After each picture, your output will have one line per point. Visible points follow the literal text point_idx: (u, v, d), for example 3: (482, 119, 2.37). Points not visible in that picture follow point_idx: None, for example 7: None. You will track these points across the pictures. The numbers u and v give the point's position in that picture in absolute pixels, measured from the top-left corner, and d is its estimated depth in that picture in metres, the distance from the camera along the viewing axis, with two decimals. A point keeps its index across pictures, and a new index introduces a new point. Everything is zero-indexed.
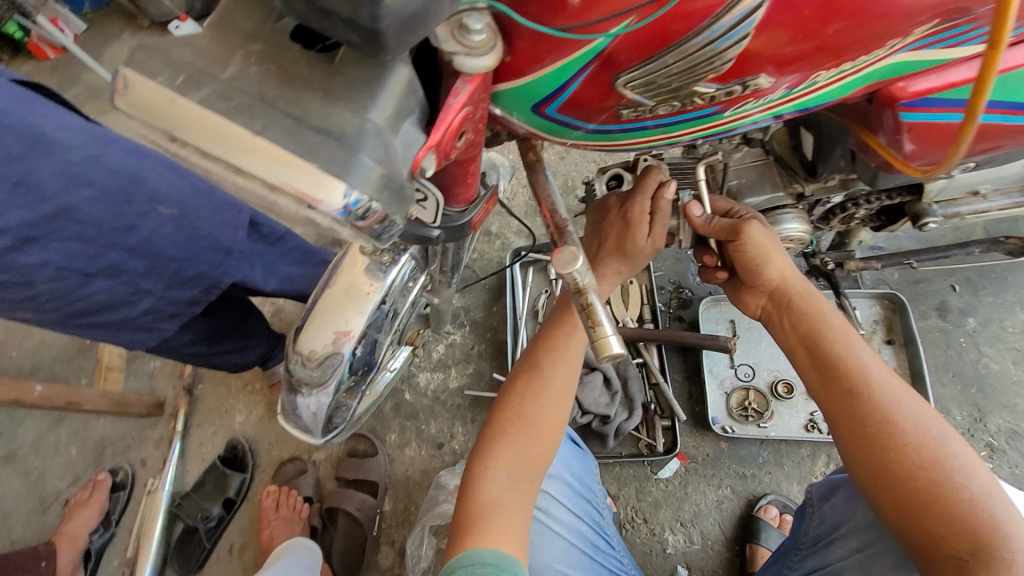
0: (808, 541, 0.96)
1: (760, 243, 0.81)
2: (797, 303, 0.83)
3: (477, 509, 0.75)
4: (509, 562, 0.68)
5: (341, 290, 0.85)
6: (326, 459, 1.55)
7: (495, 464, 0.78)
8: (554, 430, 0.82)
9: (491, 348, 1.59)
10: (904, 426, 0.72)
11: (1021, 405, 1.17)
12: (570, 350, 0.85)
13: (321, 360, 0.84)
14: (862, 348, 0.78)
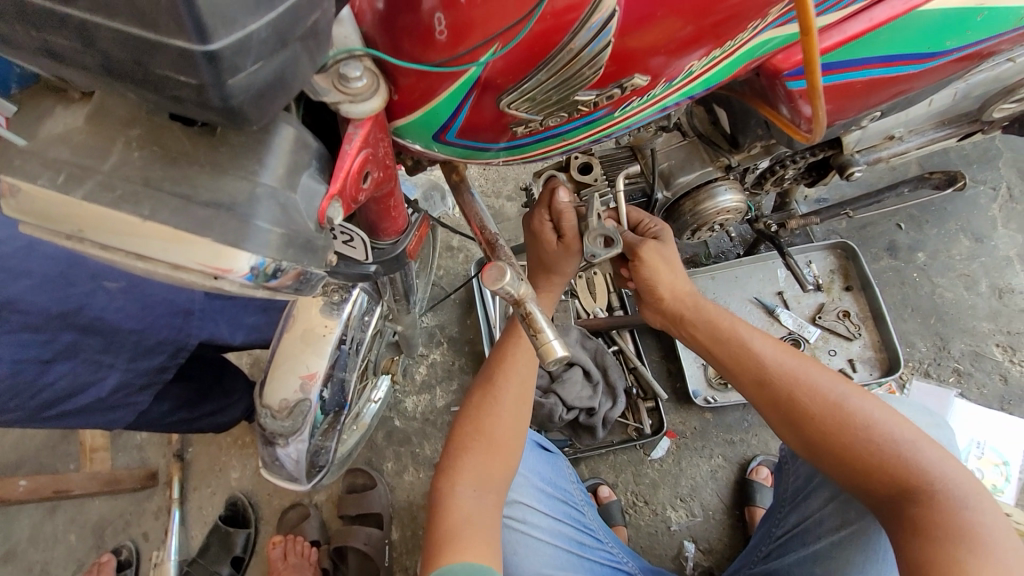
0: (791, 495, 0.99)
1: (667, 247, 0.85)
2: (690, 315, 0.86)
3: (448, 526, 0.77)
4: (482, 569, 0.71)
5: (298, 336, 0.85)
6: (327, 499, 1.55)
7: (461, 481, 0.81)
8: (513, 444, 0.84)
9: (472, 361, 1.60)
10: (805, 402, 0.77)
11: (980, 327, 1.21)
12: (517, 364, 0.86)
13: (291, 409, 0.85)
14: (757, 334, 0.83)
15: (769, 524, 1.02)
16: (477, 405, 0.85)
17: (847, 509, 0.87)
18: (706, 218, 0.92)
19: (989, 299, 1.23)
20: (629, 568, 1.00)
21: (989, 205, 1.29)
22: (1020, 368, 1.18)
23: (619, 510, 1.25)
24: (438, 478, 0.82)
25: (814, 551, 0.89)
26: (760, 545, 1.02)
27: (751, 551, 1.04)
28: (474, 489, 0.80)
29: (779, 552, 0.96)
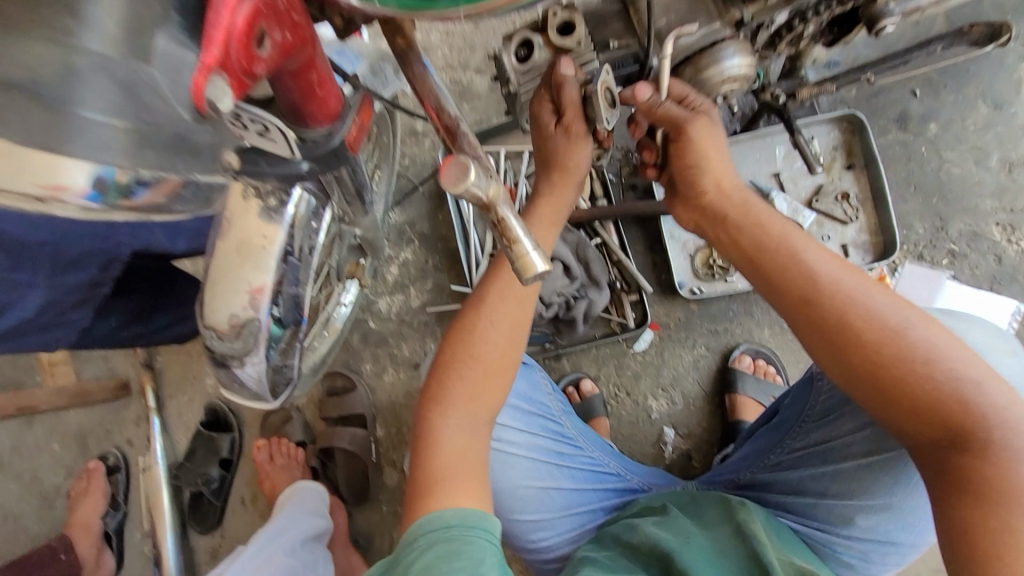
0: (816, 408, 0.92)
1: (701, 137, 0.81)
2: (739, 219, 0.80)
3: (438, 466, 0.73)
4: (472, 518, 0.67)
5: (233, 248, 0.72)
6: (308, 402, 1.54)
7: (453, 411, 0.76)
8: (508, 363, 0.79)
9: (446, 259, 1.49)
10: (862, 329, 0.68)
11: (983, 205, 1.14)
12: (506, 283, 0.78)
13: (240, 329, 0.75)
14: (814, 249, 0.74)
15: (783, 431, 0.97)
16: (471, 324, 0.78)
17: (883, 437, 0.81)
18: (709, 88, 0.77)
19: (997, 174, 1.14)
20: (610, 469, 1.02)
21: (1016, 64, 1.15)
22: (1018, 248, 1.12)
23: (602, 402, 1.24)
24: (427, 406, 0.77)
25: (838, 469, 0.87)
26: (764, 447, 1.00)
27: (758, 447, 1.01)
28: (462, 417, 0.76)
29: (790, 464, 0.94)
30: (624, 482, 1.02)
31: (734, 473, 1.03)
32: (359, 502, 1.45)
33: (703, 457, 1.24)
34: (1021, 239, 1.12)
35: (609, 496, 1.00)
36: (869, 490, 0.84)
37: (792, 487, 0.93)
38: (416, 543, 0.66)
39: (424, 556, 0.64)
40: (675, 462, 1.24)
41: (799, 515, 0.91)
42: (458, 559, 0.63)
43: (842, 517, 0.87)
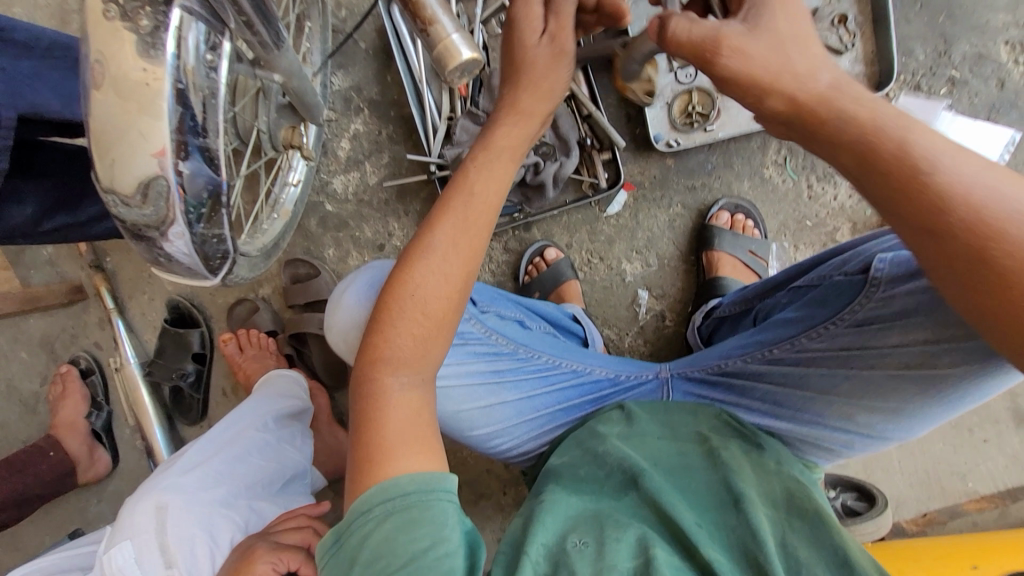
0: (851, 310, 0.71)
1: (745, 49, 0.53)
2: (832, 118, 0.50)
3: (376, 431, 0.65)
4: (430, 483, 0.62)
5: (110, 92, 0.60)
6: (274, 291, 1.48)
7: (397, 366, 0.69)
8: (451, 308, 0.72)
9: (402, 128, 1.35)
10: (1007, 261, 0.44)
11: (993, 21, 1.01)
12: (446, 228, 0.71)
13: (143, 194, 0.65)
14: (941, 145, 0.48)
15: (796, 322, 0.79)
16: (410, 274, 0.71)
17: (935, 358, 0.64)
18: None
19: None
20: (564, 369, 0.92)
21: None
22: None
23: (569, 266, 1.20)
24: (366, 362, 0.70)
25: (851, 372, 0.73)
26: (768, 337, 0.83)
27: (760, 338, 0.84)
28: (408, 374, 0.69)
29: (793, 361, 0.79)
30: (584, 378, 0.93)
31: (722, 357, 0.88)
32: (339, 386, 1.46)
33: (677, 317, 1.21)
34: None
35: (568, 396, 0.93)
36: (877, 400, 0.72)
37: (789, 380, 0.80)
38: (370, 513, 0.60)
39: (381, 529, 0.60)
40: (649, 323, 1.22)
41: (783, 407, 0.82)
42: (418, 529, 0.59)
43: (831, 413, 0.77)
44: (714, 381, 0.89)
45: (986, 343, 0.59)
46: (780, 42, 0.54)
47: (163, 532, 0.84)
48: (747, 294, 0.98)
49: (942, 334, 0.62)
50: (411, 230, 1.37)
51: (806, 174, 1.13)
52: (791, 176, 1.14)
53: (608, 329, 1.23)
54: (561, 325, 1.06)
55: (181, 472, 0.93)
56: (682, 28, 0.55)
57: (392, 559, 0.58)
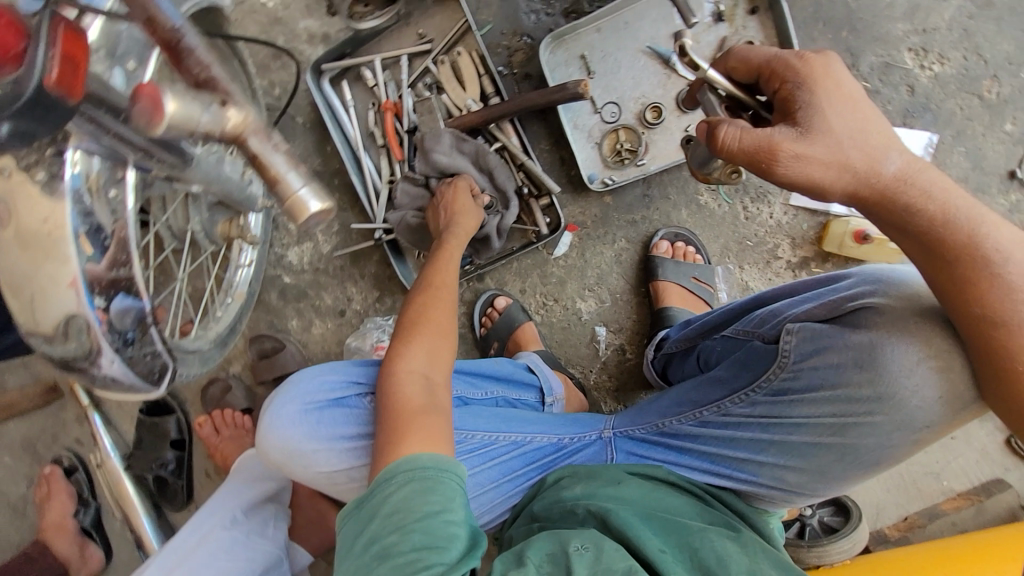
0: (769, 380, 0.79)
1: (801, 155, 0.63)
2: (899, 199, 0.64)
3: (398, 412, 0.77)
4: (446, 463, 0.71)
5: (13, 239, 0.62)
6: (244, 368, 1.49)
7: (412, 364, 0.83)
8: (452, 331, 0.91)
9: (347, 195, 1.36)
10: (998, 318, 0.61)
11: (894, 30, 1.02)
12: (448, 275, 0.98)
13: (62, 330, 0.66)
14: (1006, 239, 0.62)
15: (723, 386, 0.85)
16: (429, 307, 0.91)
17: (847, 429, 0.74)
18: None
19: None
20: (502, 442, 0.92)
21: None
22: (931, 73, 1.02)
23: (521, 309, 1.21)
24: (383, 363, 0.85)
25: (775, 437, 0.80)
26: (699, 398, 0.87)
27: (693, 397, 0.88)
28: (422, 372, 0.83)
29: (723, 423, 0.84)
30: (526, 447, 0.93)
31: (660, 417, 0.90)
32: None
33: (637, 348, 1.23)
34: (934, 62, 1.01)
35: (512, 467, 0.93)
36: (802, 464, 0.79)
37: (721, 442, 0.84)
38: (392, 479, 0.70)
39: (402, 490, 0.69)
40: (611, 358, 1.23)
41: (719, 465, 0.85)
42: (433, 494, 0.68)
43: (762, 474, 0.83)
44: (654, 441, 0.90)
45: (884, 420, 0.71)
46: (835, 140, 0.64)
47: None
48: (689, 333, 1.01)
49: (849, 411, 0.73)
50: (369, 293, 1.38)
51: (740, 197, 1.15)
52: (726, 200, 1.16)
53: (572, 368, 1.24)
54: (513, 379, 1.05)
55: None
56: (734, 134, 0.65)
57: (407, 514, 0.67)
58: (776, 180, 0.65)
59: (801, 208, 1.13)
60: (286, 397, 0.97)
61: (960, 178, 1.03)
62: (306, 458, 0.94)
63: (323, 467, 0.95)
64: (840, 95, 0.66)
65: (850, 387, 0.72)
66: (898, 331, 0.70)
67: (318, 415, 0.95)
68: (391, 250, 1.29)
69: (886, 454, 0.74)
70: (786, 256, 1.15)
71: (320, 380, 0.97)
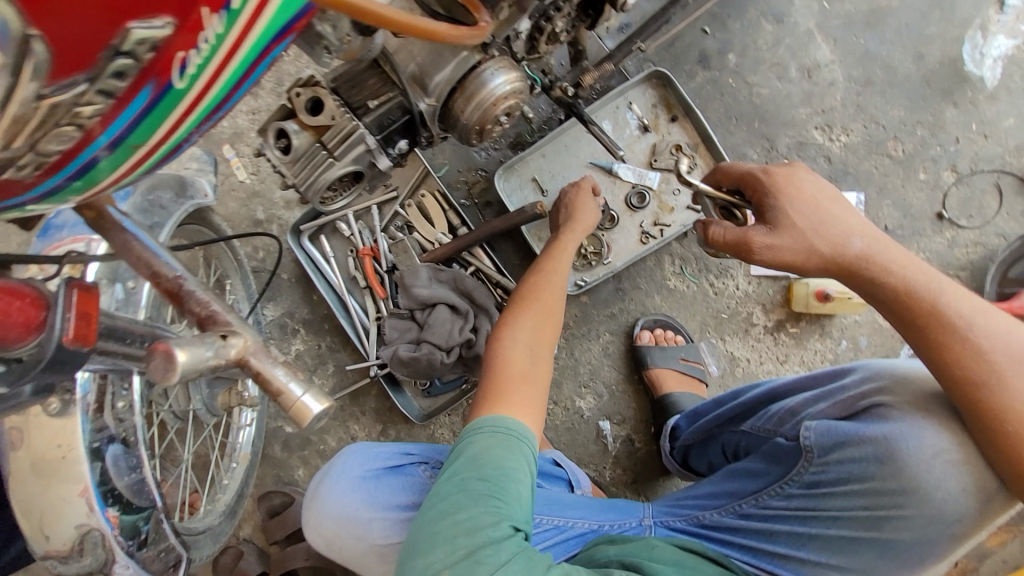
0: (799, 474, 0.80)
1: (772, 245, 0.76)
2: (866, 272, 0.74)
3: (497, 380, 0.83)
4: (523, 433, 0.77)
5: (29, 471, 0.65)
6: (253, 529, 1.44)
7: (514, 330, 0.88)
8: (556, 305, 0.93)
9: (338, 337, 1.41)
10: (971, 370, 0.66)
11: (798, 114, 1.17)
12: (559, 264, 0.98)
13: (77, 547, 0.67)
14: (966, 305, 0.69)
15: (758, 479, 0.86)
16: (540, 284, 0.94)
17: (883, 522, 0.73)
18: (486, 110, 0.79)
19: (800, 82, 1.17)
20: (545, 525, 0.91)
21: None
22: (840, 143, 1.15)
23: None
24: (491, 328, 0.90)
25: (814, 531, 0.78)
26: (737, 490, 0.88)
27: (730, 488, 0.90)
28: (526, 343, 0.87)
29: (763, 517, 0.83)
30: (569, 533, 0.92)
31: (700, 509, 0.90)
32: None
33: (644, 436, 1.24)
34: (839, 134, 1.15)
35: (556, 553, 0.90)
36: (846, 562, 0.77)
37: (763, 537, 0.82)
38: (481, 429, 0.77)
39: (483, 441, 0.75)
40: (621, 451, 1.24)
41: (763, 560, 0.82)
42: (510, 452, 0.75)
43: (806, 572, 0.80)
44: (695, 532, 0.89)
45: (918, 514, 0.71)
46: (799, 234, 0.76)
47: None
48: (704, 425, 1.02)
49: (882, 503, 0.73)
50: (371, 427, 1.39)
51: (704, 275, 1.23)
52: (692, 281, 1.23)
53: (585, 468, 1.24)
54: (544, 474, 1.05)
55: None
56: (723, 233, 0.81)
57: (487, 460, 0.74)
58: (761, 262, 0.79)
59: (762, 276, 1.21)
60: (343, 468, 1.02)
61: (895, 227, 1.13)
62: (360, 527, 0.98)
63: (375, 539, 0.98)
64: (803, 195, 0.78)
65: (877, 479, 0.73)
66: (910, 423, 0.72)
67: (376, 482, 1.00)
68: (388, 382, 1.32)
69: (927, 549, 0.72)
70: (762, 321, 1.21)
71: (379, 449, 1.04)
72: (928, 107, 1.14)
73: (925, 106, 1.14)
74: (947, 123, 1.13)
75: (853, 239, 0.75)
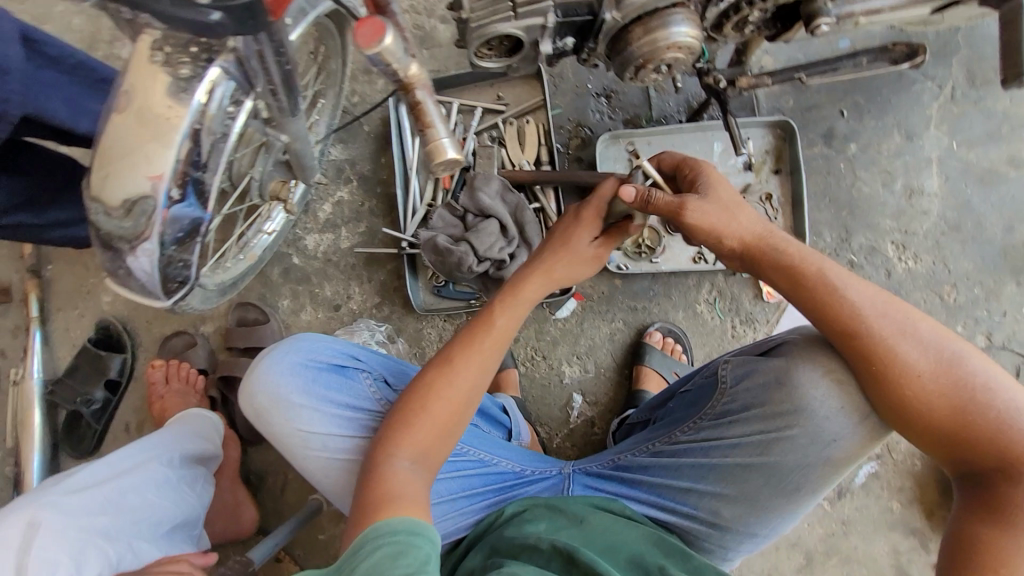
0: (712, 406, 0.85)
1: (703, 209, 0.76)
2: (771, 256, 0.74)
3: (378, 494, 0.75)
4: (416, 527, 0.69)
5: (130, 118, 0.66)
6: (215, 330, 1.45)
7: (399, 451, 0.78)
8: (466, 406, 0.83)
9: (383, 204, 1.44)
10: (862, 330, 0.68)
11: (883, 223, 1.24)
12: (495, 341, 0.86)
13: (128, 207, 0.69)
14: (850, 274, 0.71)
15: (676, 419, 0.91)
16: (444, 381, 0.82)
17: (771, 445, 0.79)
18: (656, 51, 0.83)
19: (899, 198, 1.24)
20: (471, 456, 0.94)
21: (930, 103, 1.25)
22: (906, 266, 1.22)
23: (511, 355, 1.28)
24: (377, 448, 0.80)
25: (715, 463, 0.84)
26: (653, 433, 0.93)
27: (648, 434, 0.93)
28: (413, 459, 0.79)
29: (673, 452, 0.88)
30: (489, 468, 0.96)
31: (616, 453, 0.95)
32: (256, 440, 1.38)
33: (606, 425, 1.28)
34: (909, 257, 1.22)
35: (473, 483, 0.94)
36: (737, 490, 0.84)
37: (669, 472, 0.88)
38: (364, 551, 0.67)
39: (371, 560, 0.65)
40: (579, 427, 1.28)
41: (664, 498, 0.89)
42: (403, 559, 0.65)
43: (704, 504, 0.86)
44: (609, 474, 0.94)
45: (802, 433, 0.76)
46: (726, 206, 0.77)
47: (26, 552, 0.75)
48: (651, 405, 1.04)
49: (771, 426, 0.79)
50: (371, 296, 1.42)
51: (731, 316, 1.28)
52: (719, 315, 1.28)
53: (540, 425, 1.29)
54: (489, 414, 1.07)
55: (66, 492, 0.84)
56: (660, 200, 0.78)
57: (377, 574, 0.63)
58: (687, 226, 0.77)
59: None
60: (287, 348, 0.92)
61: None
62: (290, 412, 0.89)
63: (303, 426, 0.89)
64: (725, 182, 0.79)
65: (775, 406, 0.78)
66: (802, 352, 0.76)
67: (315, 375, 0.91)
68: (408, 263, 1.36)
69: (810, 475, 0.79)
70: None
71: (325, 342, 0.94)
72: (994, 275, 1.20)
73: (992, 273, 1.21)
74: (1003, 295, 1.20)
75: (758, 219, 0.77)
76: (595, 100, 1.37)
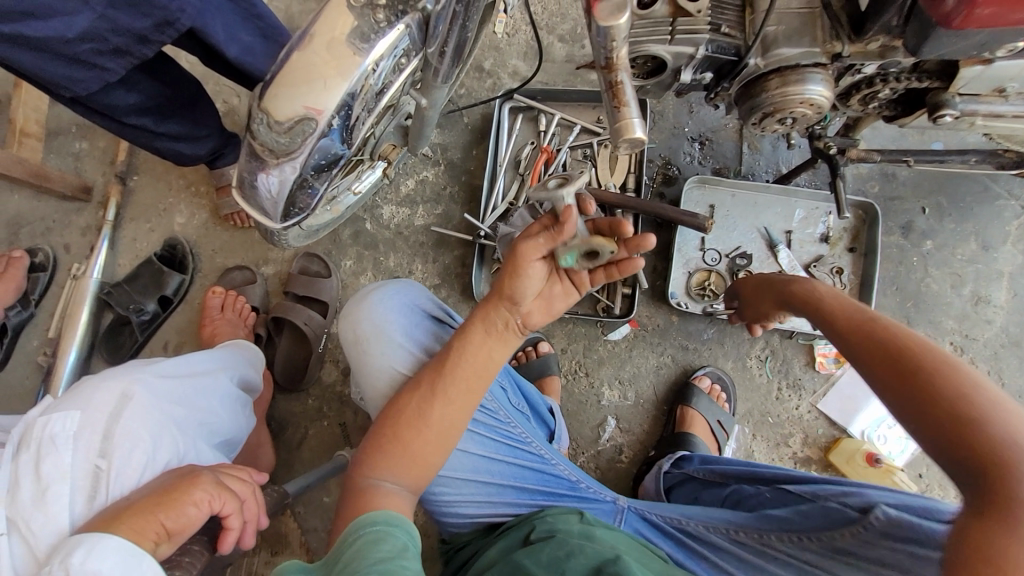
0: (837, 536, 0.75)
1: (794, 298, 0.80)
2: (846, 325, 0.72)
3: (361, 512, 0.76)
4: (395, 519, 0.72)
5: (321, 46, 0.71)
6: (276, 273, 1.49)
7: (378, 475, 0.78)
8: (447, 437, 0.80)
9: (464, 193, 1.49)
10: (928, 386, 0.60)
11: (945, 322, 1.27)
12: (471, 372, 0.79)
13: (289, 127, 0.74)
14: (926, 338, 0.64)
15: (781, 521, 0.83)
16: (418, 410, 0.79)
17: None
18: (787, 104, 0.87)
19: (965, 302, 1.27)
20: (532, 448, 0.94)
21: (1011, 220, 1.29)
22: None
23: (557, 364, 1.29)
24: (359, 467, 0.80)
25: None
26: (737, 519, 0.88)
27: (728, 516, 0.89)
28: (393, 482, 0.78)
29: (758, 552, 0.83)
30: (546, 468, 0.94)
31: (684, 515, 0.92)
32: (288, 387, 1.40)
33: (633, 455, 1.29)
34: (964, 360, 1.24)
35: (526, 476, 0.93)
36: None
37: (742, 565, 0.84)
38: (348, 542, 0.70)
39: (356, 545, 0.68)
40: (607, 451, 1.29)
41: None
42: (383, 544, 0.68)
43: None
44: (668, 532, 0.91)
45: None
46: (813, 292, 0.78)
47: (115, 420, 0.76)
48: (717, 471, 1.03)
49: None
50: (432, 276, 1.45)
51: (779, 377, 1.30)
52: (767, 374, 1.30)
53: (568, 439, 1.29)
54: (536, 411, 1.07)
55: (158, 375, 0.85)
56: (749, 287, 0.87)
57: (361, 556, 0.65)
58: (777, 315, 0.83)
59: (823, 413, 1.28)
60: (400, 289, 0.95)
61: None
62: (387, 348, 0.90)
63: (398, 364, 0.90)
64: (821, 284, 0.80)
65: None
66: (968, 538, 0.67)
67: (419, 321, 0.93)
68: (478, 253, 1.40)
69: None
70: (795, 447, 1.27)
71: (429, 294, 0.99)
72: None
73: None
74: None
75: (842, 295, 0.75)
76: (689, 144, 1.43)
